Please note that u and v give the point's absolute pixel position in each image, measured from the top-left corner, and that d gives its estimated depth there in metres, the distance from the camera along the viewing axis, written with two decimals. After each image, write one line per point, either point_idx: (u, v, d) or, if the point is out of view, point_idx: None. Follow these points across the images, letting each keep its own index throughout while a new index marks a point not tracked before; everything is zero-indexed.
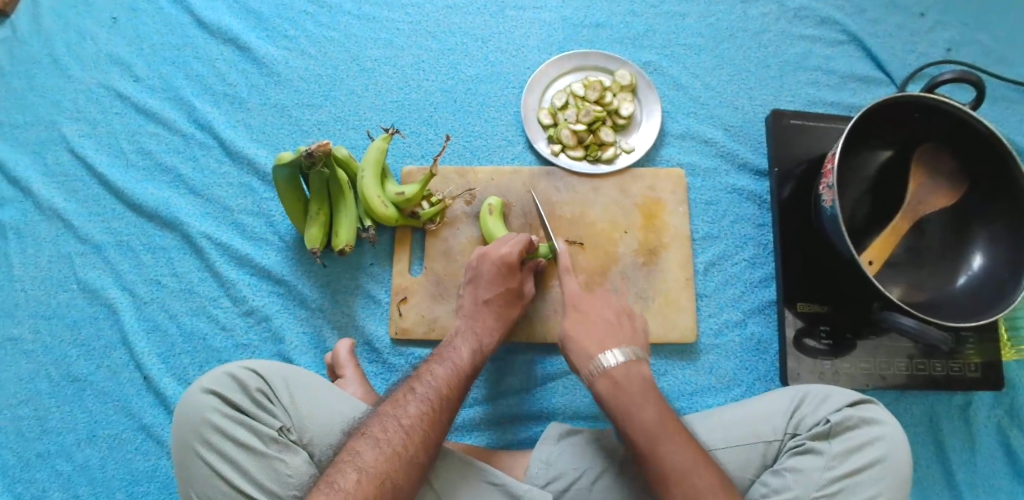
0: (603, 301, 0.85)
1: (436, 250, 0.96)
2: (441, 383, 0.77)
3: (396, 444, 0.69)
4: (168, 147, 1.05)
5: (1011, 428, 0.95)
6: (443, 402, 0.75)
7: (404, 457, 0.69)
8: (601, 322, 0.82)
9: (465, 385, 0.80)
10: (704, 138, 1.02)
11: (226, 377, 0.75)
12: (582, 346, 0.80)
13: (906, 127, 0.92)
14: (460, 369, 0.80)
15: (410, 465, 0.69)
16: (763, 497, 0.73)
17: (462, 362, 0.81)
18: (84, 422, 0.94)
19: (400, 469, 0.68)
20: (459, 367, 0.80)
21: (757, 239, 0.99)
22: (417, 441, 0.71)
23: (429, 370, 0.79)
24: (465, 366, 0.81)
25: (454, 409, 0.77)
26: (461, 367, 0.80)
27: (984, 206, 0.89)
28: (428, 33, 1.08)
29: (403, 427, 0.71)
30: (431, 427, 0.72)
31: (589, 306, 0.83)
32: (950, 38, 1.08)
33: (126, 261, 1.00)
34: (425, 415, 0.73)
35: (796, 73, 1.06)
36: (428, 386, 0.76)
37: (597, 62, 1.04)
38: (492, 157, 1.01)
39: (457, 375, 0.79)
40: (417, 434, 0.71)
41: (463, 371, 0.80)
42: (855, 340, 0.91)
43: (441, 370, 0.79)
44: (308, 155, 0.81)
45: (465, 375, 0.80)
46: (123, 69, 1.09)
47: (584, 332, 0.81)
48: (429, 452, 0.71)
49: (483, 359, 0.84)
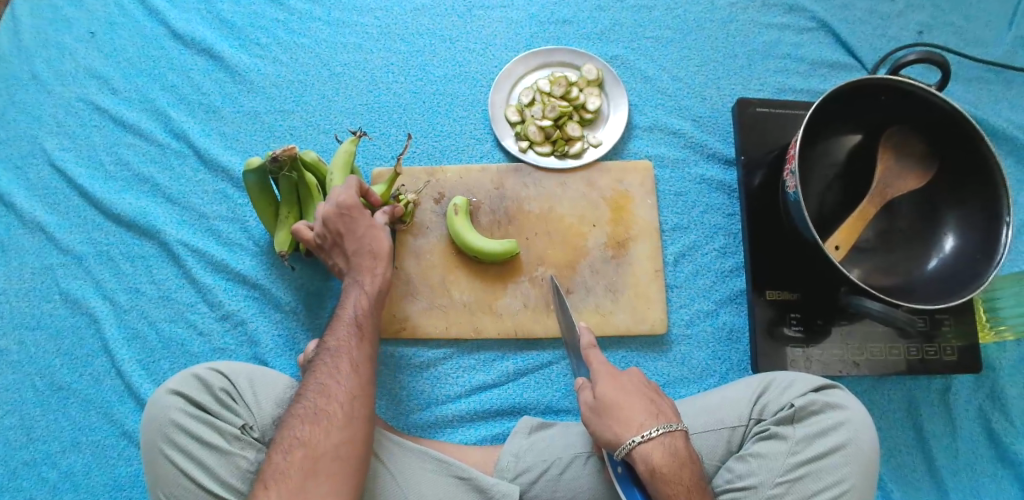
0: (669, 409, 0.72)
1: (381, 225, 0.87)
2: (334, 341, 0.77)
3: (300, 411, 0.70)
4: (145, 158, 1.05)
5: (994, 412, 0.93)
6: (335, 353, 0.75)
7: (307, 415, 0.70)
8: (667, 429, 0.68)
9: (364, 332, 0.78)
10: (672, 130, 1.03)
11: (190, 377, 0.76)
12: (666, 459, 0.67)
13: (873, 110, 0.90)
14: (352, 325, 0.78)
15: (318, 418, 0.70)
16: (727, 482, 0.74)
17: (351, 314, 0.80)
18: (68, 429, 0.95)
19: (307, 426, 0.69)
20: (350, 319, 0.79)
21: (728, 228, 0.99)
22: (316, 398, 0.71)
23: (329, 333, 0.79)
24: (361, 316, 0.80)
25: (358, 354, 0.76)
26: (354, 318, 0.79)
27: (954, 187, 0.88)
28: (396, 36, 1.08)
29: (304, 391, 0.73)
30: (329, 380, 0.73)
31: (662, 413, 0.70)
32: (921, 21, 1.08)
33: (106, 270, 1.01)
34: (321, 374, 0.74)
35: (764, 62, 1.06)
36: (329, 351, 0.76)
37: (564, 58, 1.04)
38: (460, 156, 1.02)
39: (351, 332, 0.78)
40: (315, 391, 0.72)
41: (355, 325, 0.78)
42: (827, 326, 0.91)
43: (340, 328, 0.78)
44: (273, 159, 0.82)
45: (365, 324, 0.79)
46: (101, 83, 1.09)
47: (657, 443, 0.67)
48: (335, 400, 0.71)
49: (374, 301, 0.83)
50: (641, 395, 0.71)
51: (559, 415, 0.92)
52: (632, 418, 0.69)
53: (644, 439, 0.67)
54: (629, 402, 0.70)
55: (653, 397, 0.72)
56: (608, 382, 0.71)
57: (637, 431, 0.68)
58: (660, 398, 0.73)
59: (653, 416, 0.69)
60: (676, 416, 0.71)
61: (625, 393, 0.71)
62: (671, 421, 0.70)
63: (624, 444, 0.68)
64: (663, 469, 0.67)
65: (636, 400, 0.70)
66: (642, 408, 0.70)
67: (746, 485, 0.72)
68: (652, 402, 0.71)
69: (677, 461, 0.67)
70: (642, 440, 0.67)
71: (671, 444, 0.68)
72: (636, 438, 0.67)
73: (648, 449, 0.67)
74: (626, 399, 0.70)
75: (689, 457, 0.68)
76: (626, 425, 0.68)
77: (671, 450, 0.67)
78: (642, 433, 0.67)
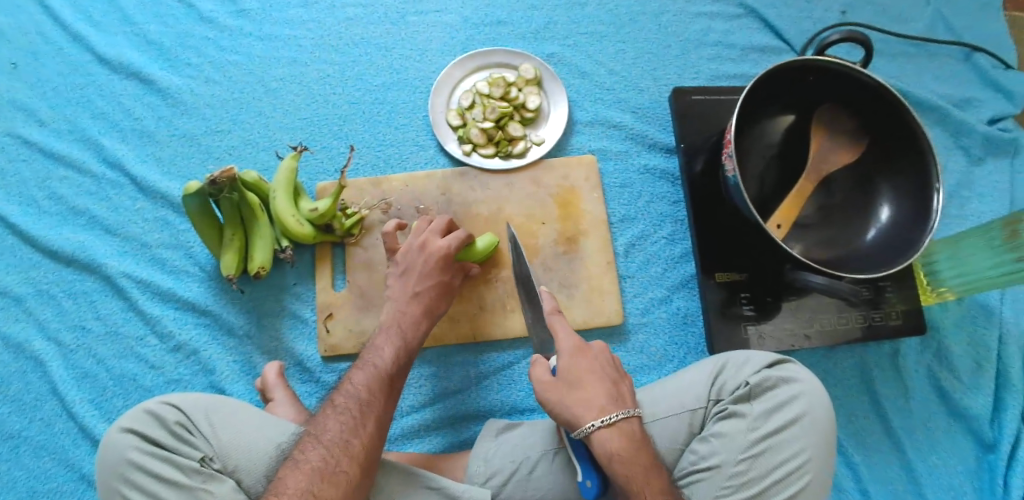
0: (628, 393, 0.73)
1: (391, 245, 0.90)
2: (362, 391, 0.76)
3: (315, 462, 0.68)
4: (80, 190, 1.02)
5: (942, 370, 0.97)
6: (364, 407, 0.74)
7: (327, 471, 0.68)
8: (625, 414, 0.69)
9: (392, 390, 0.78)
10: (612, 123, 1.04)
11: (144, 414, 0.74)
12: (624, 443, 0.68)
13: (802, 90, 0.93)
14: (382, 375, 0.78)
15: (337, 477, 0.68)
16: (692, 464, 0.75)
17: (384, 365, 0.79)
18: (22, 479, 0.91)
19: (325, 484, 0.67)
20: (380, 371, 0.78)
21: (674, 215, 1.00)
22: (339, 454, 0.69)
23: (350, 381, 0.77)
24: (390, 368, 0.79)
25: (383, 415, 0.75)
26: (388, 372, 0.78)
27: (884, 159, 0.92)
28: (330, 47, 1.07)
29: (322, 440, 0.70)
30: (353, 437, 0.71)
31: (621, 397, 0.71)
32: (843, 1, 1.11)
33: (48, 309, 0.97)
34: (345, 426, 0.72)
35: (698, 50, 1.08)
36: (354, 399, 0.75)
37: (502, 59, 1.04)
38: (405, 164, 1.02)
39: (380, 382, 0.77)
40: (337, 445, 0.70)
41: (384, 376, 0.78)
42: (777, 302, 0.93)
43: (362, 376, 0.78)
44: (212, 183, 0.79)
45: (396, 383, 0.79)
46: (28, 115, 1.05)
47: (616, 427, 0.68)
48: (355, 460, 0.70)
49: (409, 355, 0.83)
50: (603, 378, 0.72)
51: (526, 415, 0.92)
52: (594, 402, 0.69)
53: (603, 424, 0.68)
54: (589, 383, 0.71)
55: (613, 381, 0.73)
56: (575, 362, 0.72)
57: (597, 415, 0.69)
58: (619, 383, 0.73)
59: (614, 401, 0.70)
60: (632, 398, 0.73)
61: (588, 373, 0.72)
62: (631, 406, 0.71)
63: (583, 427, 0.68)
64: (621, 451, 0.67)
65: (597, 383, 0.71)
66: (604, 391, 0.71)
67: (709, 465, 0.74)
68: (612, 385, 0.72)
69: (630, 442, 0.68)
70: (602, 424, 0.68)
71: (629, 430, 0.69)
72: (597, 421, 0.68)
73: (604, 435, 0.68)
74: (588, 380, 0.71)
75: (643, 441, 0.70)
76: (589, 409, 0.69)
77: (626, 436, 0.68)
78: (599, 419, 0.68)
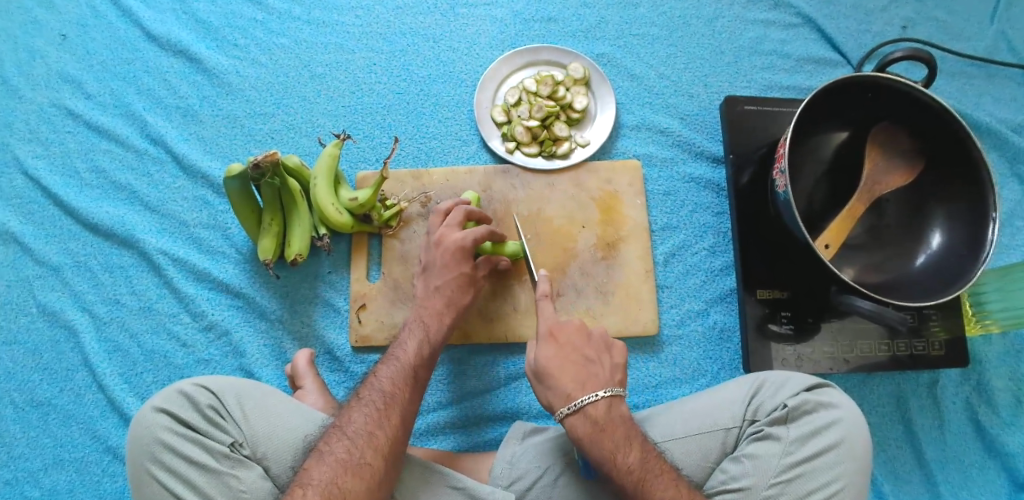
0: (602, 371, 0.76)
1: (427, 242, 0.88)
2: (388, 384, 0.75)
3: (340, 453, 0.68)
4: (122, 165, 1.02)
5: (981, 405, 0.94)
6: (388, 399, 0.74)
7: (351, 464, 0.67)
8: (605, 395, 0.73)
9: (417, 382, 0.78)
10: (659, 128, 1.02)
11: (177, 394, 0.73)
12: (590, 429, 0.72)
13: (860, 106, 0.90)
14: (406, 367, 0.78)
15: (362, 468, 0.67)
16: (722, 483, 0.73)
17: (407, 358, 0.79)
18: (50, 446, 0.92)
19: (349, 476, 0.66)
20: (405, 364, 0.78)
21: (717, 227, 0.98)
22: (363, 446, 0.69)
23: (376, 373, 0.77)
24: (416, 364, 0.79)
25: (406, 407, 0.74)
26: (412, 365, 0.78)
27: (941, 184, 0.88)
28: (378, 35, 1.06)
29: (347, 431, 0.70)
30: (377, 429, 0.71)
31: (592, 379, 0.75)
32: (905, 16, 1.08)
33: (84, 281, 0.98)
34: (369, 418, 0.71)
35: (751, 59, 1.06)
36: (379, 394, 0.74)
37: (550, 56, 1.03)
38: (446, 158, 1.01)
39: (405, 374, 0.77)
40: (361, 437, 0.70)
41: (410, 368, 0.78)
42: (817, 323, 0.91)
43: (387, 370, 0.78)
44: (255, 167, 0.78)
45: (420, 375, 0.78)
46: (74, 87, 1.05)
47: (589, 408, 0.72)
48: (378, 452, 0.69)
49: (434, 349, 0.82)
50: (573, 361, 0.76)
51: (553, 420, 0.91)
52: (566, 388, 0.74)
53: (571, 410, 0.73)
54: (567, 369, 0.75)
55: (584, 362, 0.76)
56: (550, 349, 0.76)
57: (566, 402, 0.73)
58: (592, 363, 0.76)
59: (581, 386, 0.74)
60: (610, 378, 0.76)
61: (568, 358, 0.76)
62: (607, 386, 0.74)
63: (559, 411, 0.73)
64: (592, 434, 0.72)
65: (568, 367, 0.75)
66: (584, 374, 0.75)
67: (739, 487, 0.72)
68: (583, 367, 0.76)
69: (598, 427, 0.72)
70: (571, 411, 0.73)
71: (605, 411, 0.73)
72: (566, 409, 0.73)
73: (574, 421, 0.73)
74: (560, 365, 0.75)
75: (625, 421, 0.73)
76: (559, 395, 0.74)
77: (595, 422, 0.72)
78: (573, 402, 0.73)
